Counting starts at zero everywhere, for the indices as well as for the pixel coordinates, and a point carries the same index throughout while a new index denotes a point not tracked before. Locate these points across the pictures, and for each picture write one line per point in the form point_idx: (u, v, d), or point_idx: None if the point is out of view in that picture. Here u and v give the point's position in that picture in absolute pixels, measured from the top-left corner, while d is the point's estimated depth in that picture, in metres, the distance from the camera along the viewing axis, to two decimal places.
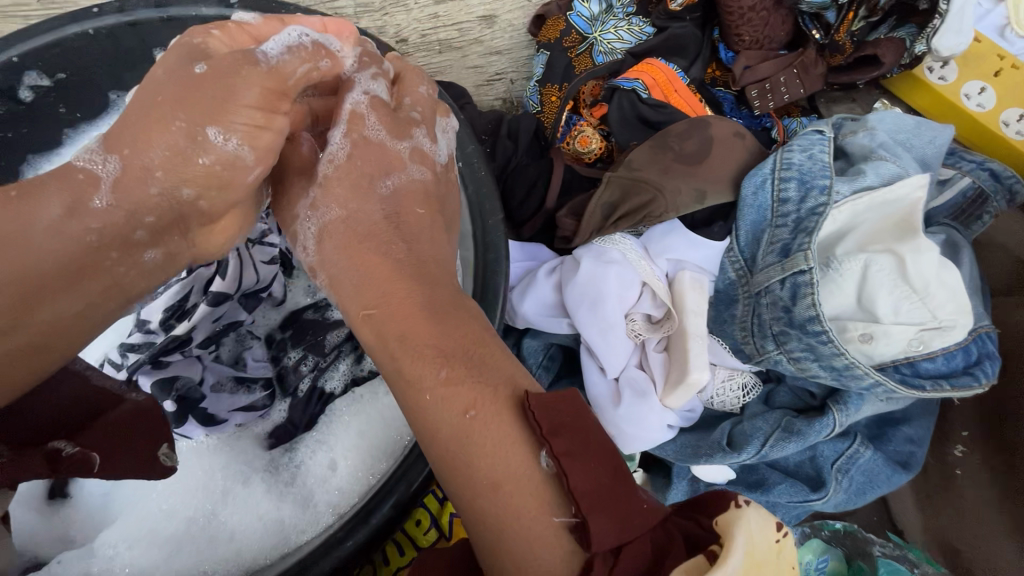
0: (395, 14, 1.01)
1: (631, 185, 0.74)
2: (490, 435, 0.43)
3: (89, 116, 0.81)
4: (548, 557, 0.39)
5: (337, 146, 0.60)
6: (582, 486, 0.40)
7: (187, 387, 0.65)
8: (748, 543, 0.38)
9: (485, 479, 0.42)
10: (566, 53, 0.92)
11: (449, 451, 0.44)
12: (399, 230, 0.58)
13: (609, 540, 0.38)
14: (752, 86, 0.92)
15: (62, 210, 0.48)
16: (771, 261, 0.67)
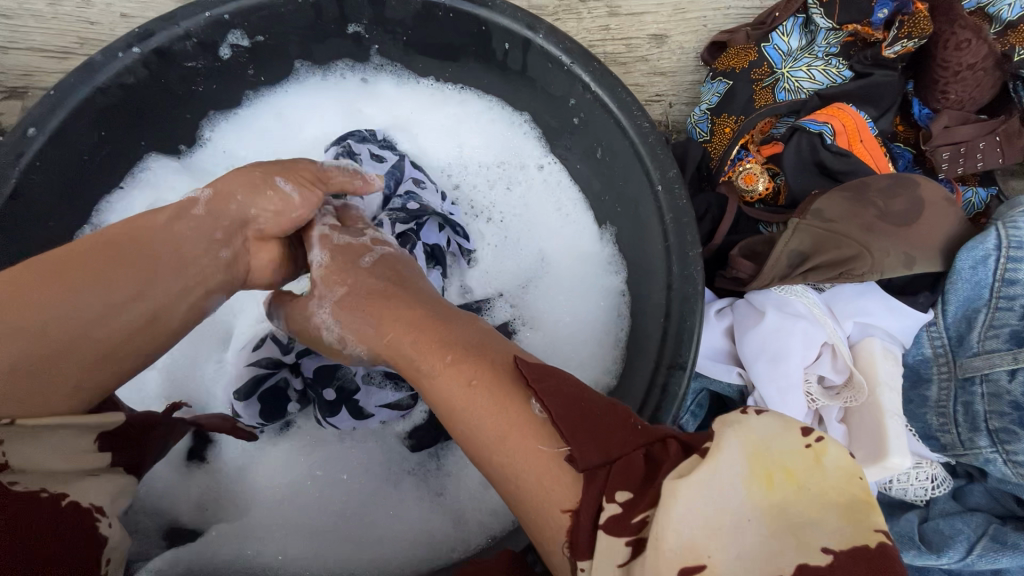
0: (566, 20, 0.97)
1: (828, 236, 0.69)
2: (484, 395, 0.43)
3: (271, 81, 0.82)
4: (548, 490, 0.39)
5: (318, 259, 0.60)
6: (564, 416, 0.39)
7: (346, 380, 0.65)
8: (752, 441, 0.35)
9: (479, 438, 0.42)
10: (752, 85, 0.87)
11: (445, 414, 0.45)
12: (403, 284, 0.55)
13: (593, 460, 0.38)
14: (945, 148, 0.85)
15: (168, 215, 0.54)
16: (995, 349, 0.65)
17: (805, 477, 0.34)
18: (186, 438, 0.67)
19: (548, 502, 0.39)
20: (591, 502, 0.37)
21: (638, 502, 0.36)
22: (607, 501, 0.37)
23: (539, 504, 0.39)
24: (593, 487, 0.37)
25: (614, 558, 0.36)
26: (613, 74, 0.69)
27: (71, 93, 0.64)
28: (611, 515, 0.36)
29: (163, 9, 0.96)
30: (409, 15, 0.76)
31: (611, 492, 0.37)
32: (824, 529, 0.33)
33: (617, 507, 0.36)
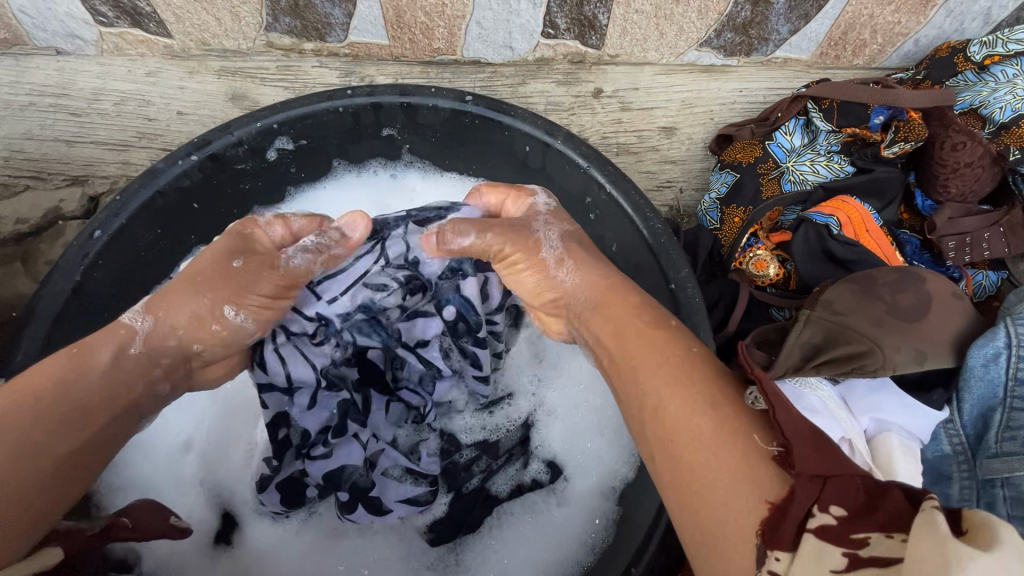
0: (582, 115, 1.04)
1: (838, 331, 0.71)
2: (706, 381, 0.50)
3: (311, 177, 0.89)
4: (743, 479, 0.43)
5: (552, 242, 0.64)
6: (787, 423, 0.44)
7: (355, 476, 0.68)
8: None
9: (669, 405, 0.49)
10: (759, 178, 0.92)
11: (662, 382, 0.51)
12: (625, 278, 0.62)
13: (809, 470, 0.41)
14: (951, 238, 0.89)
15: (109, 354, 0.55)
16: (1012, 449, 0.66)
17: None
18: (213, 523, 0.72)
19: (736, 486, 0.43)
20: (802, 504, 0.40)
21: (847, 526, 0.38)
22: (820, 511, 0.39)
23: (722, 481, 0.44)
24: (806, 494, 0.41)
25: (824, 566, 0.37)
26: (626, 177, 0.75)
27: (133, 198, 0.71)
28: (825, 526, 0.39)
29: (215, 107, 1.05)
30: (439, 121, 0.82)
31: (826, 504, 0.40)
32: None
33: (829, 519, 0.39)
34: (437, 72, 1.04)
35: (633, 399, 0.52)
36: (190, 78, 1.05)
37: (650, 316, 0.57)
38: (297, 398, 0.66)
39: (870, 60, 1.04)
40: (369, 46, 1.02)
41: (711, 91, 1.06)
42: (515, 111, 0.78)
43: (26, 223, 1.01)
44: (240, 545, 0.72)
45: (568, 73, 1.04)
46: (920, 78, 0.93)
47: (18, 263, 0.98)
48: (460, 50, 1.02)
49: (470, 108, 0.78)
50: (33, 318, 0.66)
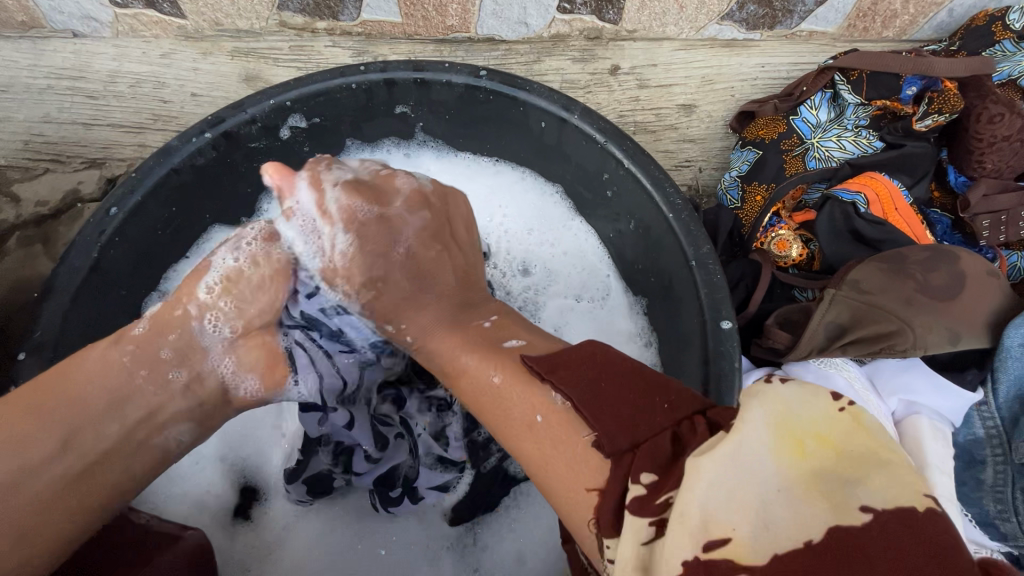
0: (598, 93, 1.01)
1: (867, 310, 0.69)
2: (526, 391, 0.44)
3: None
4: (576, 471, 0.39)
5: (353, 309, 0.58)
6: (585, 399, 0.40)
7: (406, 471, 0.70)
8: (780, 407, 0.34)
9: (527, 419, 0.43)
10: (783, 155, 0.89)
11: (494, 402, 0.46)
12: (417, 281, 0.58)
13: (621, 442, 0.38)
14: (985, 216, 0.85)
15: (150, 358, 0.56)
16: None
17: (851, 437, 0.32)
18: (232, 497, 0.73)
19: (574, 478, 0.39)
20: (614, 484, 0.37)
21: (662, 482, 0.35)
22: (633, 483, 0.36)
23: (569, 488, 0.39)
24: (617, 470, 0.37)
25: (635, 539, 0.34)
26: (645, 152, 0.73)
27: (149, 175, 0.71)
28: (636, 496, 0.35)
29: (228, 89, 1.05)
30: (452, 96, 0.80)
31: (638, 472, 0.36)
32: (869, 488, 0.30)
33: (640, 489, 0.35)
34: (450, 50, 1.02)
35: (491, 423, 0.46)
36: (204, 59, 1.05)
37: (479, 335, 0.52)
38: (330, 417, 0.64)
39: (901, 32, 1.00)
40: (381, 23, 1.01)
41: (733, 67, 1.03)
42: (530, 85, 0.76)
43: (46, 206, 1.02)
44: (257, 519, 0.72)
45: (584, 49, 1.02)
46: (953, 49, 0.89)
47: (40, 245, 0.99)
48: (474, 27, 1.00)
49: (483, 82, 0.76)
50: (53, 294, 0.66)
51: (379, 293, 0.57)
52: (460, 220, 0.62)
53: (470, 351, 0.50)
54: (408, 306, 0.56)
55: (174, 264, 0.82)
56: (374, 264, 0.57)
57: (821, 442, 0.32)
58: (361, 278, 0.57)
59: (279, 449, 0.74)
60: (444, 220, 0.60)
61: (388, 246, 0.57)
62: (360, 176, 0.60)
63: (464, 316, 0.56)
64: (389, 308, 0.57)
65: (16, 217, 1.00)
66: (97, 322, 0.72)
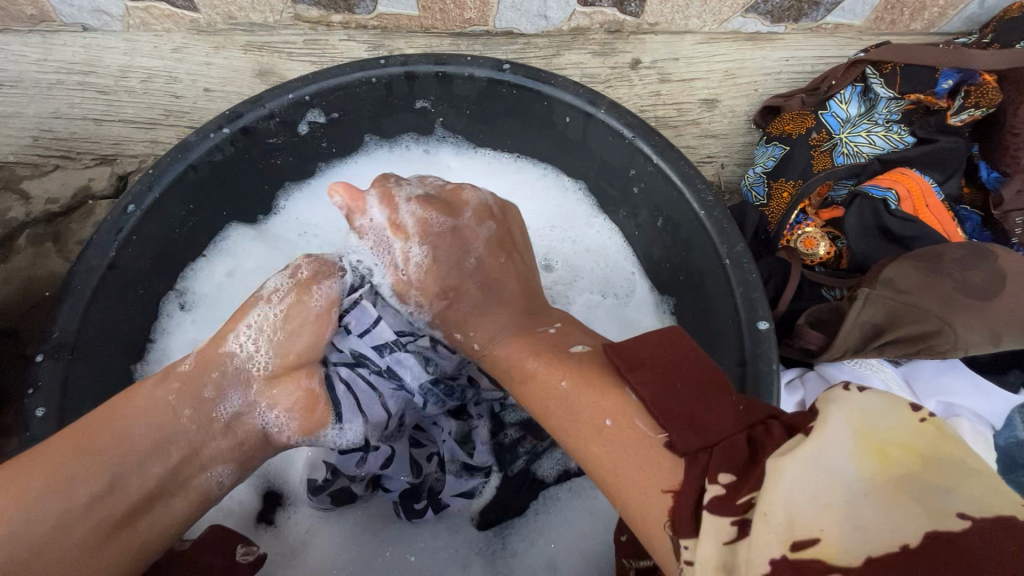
0: (619, 87, 1.00)
1: (904, 309, 0.67)
2: (592, 402, 0.46)
3: (342, 152, 0.86)
4: (649, 473, 0.39)
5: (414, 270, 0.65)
6: (660, 404, 0.41)
7: (431, 482, 0.70)
8: (861, 415, 0.33)
9: (595, 423, 0.45)
10: (810, 150, 0.87)
11: (561, 405, 0.48)
12: (488, 275, 0.65)
13: (692, 442, 0.38)
14: (1018, 213, 0.83)
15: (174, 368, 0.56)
16: None
17: (942, 444, 0.32)
18: (254, 502, 0.71)
19: (650, 481, 0.39)
20: (693, 484, 0.36)
21: (744, 481, 0.34)
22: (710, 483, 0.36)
23: (641, 490, 0.39)
24: (694, 468, 0.37)
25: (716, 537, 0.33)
26: (675, 148, 0.71)
27: (166, 171, 0.70)
28: (715, 496, 0.35)
29: (242, 83, 1.03)
30: (474, 91, 0.79)
31: (714, 472, 0.36)
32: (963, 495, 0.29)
33: (719, 489, 0.35)
34: (468, 44, 1.01)
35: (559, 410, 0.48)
36: (217, 54, 1.03)
37: (544, 336, 0.57)
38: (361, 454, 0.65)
39: (929, 25, 0.98)
40: (397, 17, 0.99)
41: (756, 60, 1.00)
42: (555, 79, 0.74)
43: (57, 203, 1.01)
44: (279, 525, 0.71)
45: (604, 43, 1.00)
46: (986, 42, 0.87)
47: (51, 243, 0.97)
48: (492, 21, 0.98)
49: (507, 76, 0.75)
50: (70, 294, 0.64)
51: (451, 303, 0.65)
52: (517, 229, 0.70)
53: (537, 339, 0.57)
54: (477, 318, 0.63)
55: (192, 263, 0.80)
56: (449, 273, 0.65)
57: (906, 449, 0.31)
58: (438, 284, 0.65)
59: (299, 452, 0.73)
60: (508, 233, 0.68)
61: (459, 257, 0.66)
62: (429, 190, 0.68)
63: (532, 318, 0.62)
64: (456, 322, 0.64)
65: (26, 214, 0.99)
66: (114, 322, 0.70)
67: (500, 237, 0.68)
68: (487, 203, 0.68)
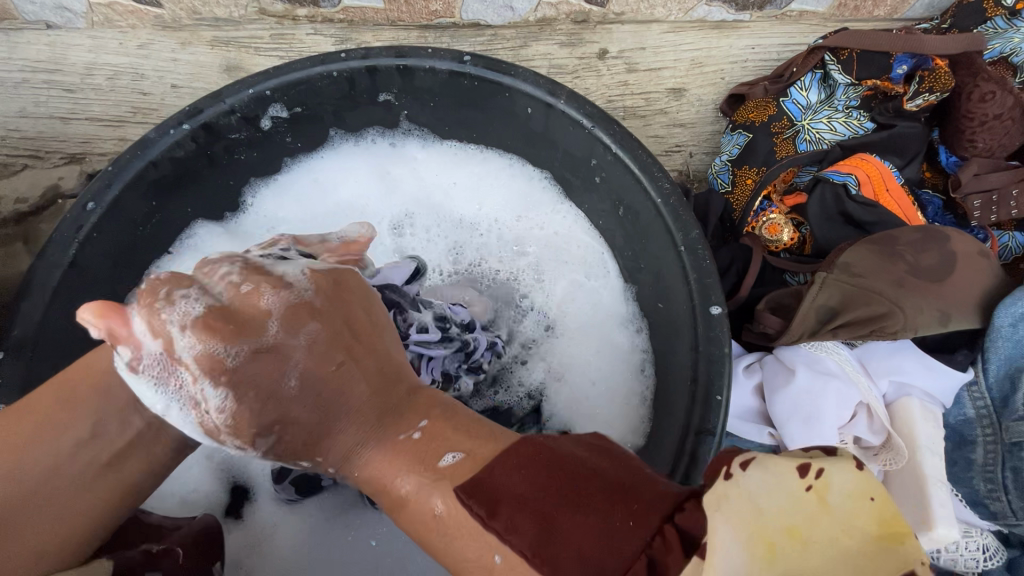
0: (586, 77, 1.00)
1: (856, 293, 0.68)
2: (473, 532, 0.37)
3: (307, 147, 0.86)
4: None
5: (232, 351, 0.39)
6: (545, 532, 0.35)
7: None
8: (750, 509, 0.35)
9: (483, 562, 0.36)
10: (773, 137, 0.88)
11: (443, 538, 0.38)
12: (323, 395, 0.41)
13: (613, 566, 0.34)
14: (976, 196, 0.84)
15: None
16: None
17: (818, 520, 0.36)
18: (224, 496, 0.73)
19: None
20: None
21: None
22: None
23: None
24: None
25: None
26: (633, 138, 0.71)
27: (125, 169, 0.70)
28: None
29: (209, 79, 1.02)
30: (437, 83, 0.79)
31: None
32: (841, 567, 0.34)
33: None
34: (434, 36, 1.00)
35: (431, 534, 0.39)
36: (183, 50, 1.02)
37: (407, 447, 0.41)
38: None
39: (891, 11, 0.99)
40: (363, 9, 0.99)
41: (722, 49, 1.01)
42: (515, 70, 0.74)
43: (26, 203, 0.98)
44: (247, 518, 0.72)
45: (571, 34, 1.00)
46: (944, 27, 0.88)
47: (19, 243, 0.96)
48: (458, 13, 0.97)
49: (468, 68, 0.75)
50: (30, 293, 0.65)
51: (283, 435, 0.41)
52: (358, 307, 0.46)
53: (403, 454, 0.41)
54: (328, 438, 0.42)
55: (157, 261, 0.80)
56: (263, 408, 0.40)
57: (789, 537, 0.35)
58: (255, 423, 0.40)
59: None
60: (346, 315, 0.44)
61: (277, 371, 0.40)
62: (216, 301, 0.40)
63: (387, 425, 0.43)
64: (299, 448, 0.42)
65: None
66: (76, 321, 0.70)
67: (341, 290, 0.46)
68: (317, 274, 0.45)
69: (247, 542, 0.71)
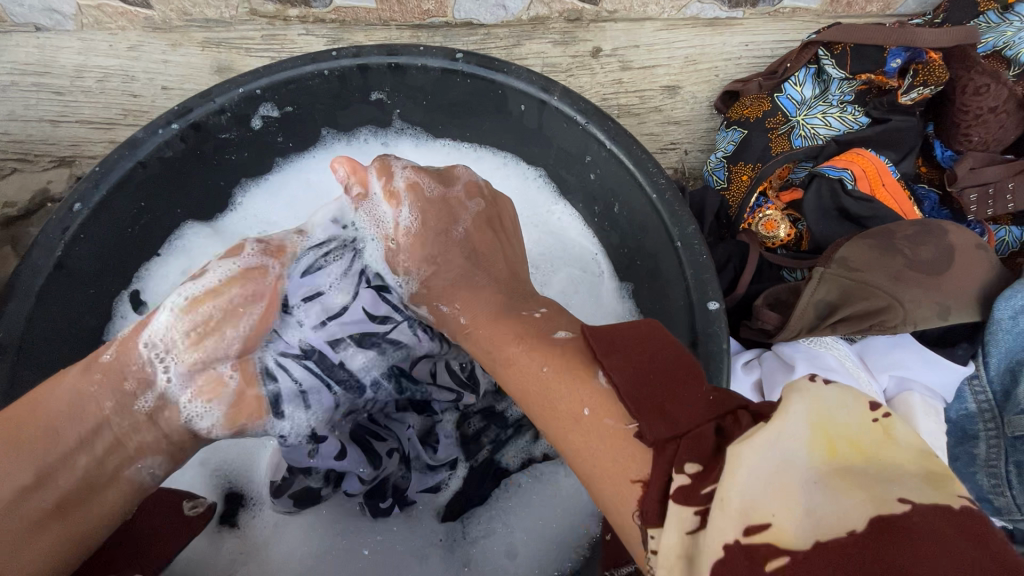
0: (580, 76, 0.99)
1: (855, 288, 0.68)
2: (567, 387, 0.43)
3: (299, 147, 0.85)
4: (621, 462, 0.37)
5: (403, 220, 0.65)
6: (633, 393, 0.38)
7: (395, 480, 0.69)
8: (820, 407, 0.31)
9: (572, 411, 0.41)
10: (768, 134, 0.88)
11: (541, 392, 0.45)
12: (474, 264, 0.64)
13: (661, 431, 0.36)
14: (972, 189, 0.84)
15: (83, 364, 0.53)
16: None
17: (887, 446, 0.30)
18: (217, 504, 0.71)
19: (620, 471, 0.37)
20: (659, 476, 0.34)
21: (709, 471, 0.32)
22: (675, 472, 0.34)
23: (612, 482, 0.37)
24: (660, 458, 0.35)
25: (678, 530, 0.32)
26: (629, 134, 0.71)
27: (113, 169, 0.69)
28: (678, 487, 0.33)
29: (200, 80, 1.01)
30: (429, 80, 0.78)
31: (681, 461, 0.34)
32: (909, 481, 0.29)
33: (684, 480, 0.33)
34: (427, 35, 1.00)
35: (534, 387, 0.46)
36: (173, 51, 1.01)
37: (527, 322, 0.53)
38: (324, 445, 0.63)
39: (885, 7, 0.99)
40: (355, 9, 0.98)
41: (716, 46, 1.01)
42: (508, 67, 0.74)
43: (15, 207, 0.98)
44: (241, 526, 0.70)
45: (565, 32, 0.99)
46: (937, 22, 0.88)
47: (9, 247, 0.96)
48: (451, 12, 0.97)
49: (460, 65, 0.74)
50: (14, 296, 0.63)
51: (445, 247, 0.64)
52: (507, 209, 0.70)
53: (523, 321, 0.53)
54: (455, 288, 0.62)
55: (147, 264, 0.79)
56: (439, 246, 0.64)
57: (857, 448, 0.30)
58: (423, 253, 0.64)
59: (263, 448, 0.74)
60: (498, 212, 0.68)
61: (447, 226, 0.65)
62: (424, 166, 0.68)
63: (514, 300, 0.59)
64: (438, 290, 0.63)
65: None
66: (59, 325, 0.68)
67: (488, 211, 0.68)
68: (479, 182, 0.69)
69: (240, 552, 0.69)
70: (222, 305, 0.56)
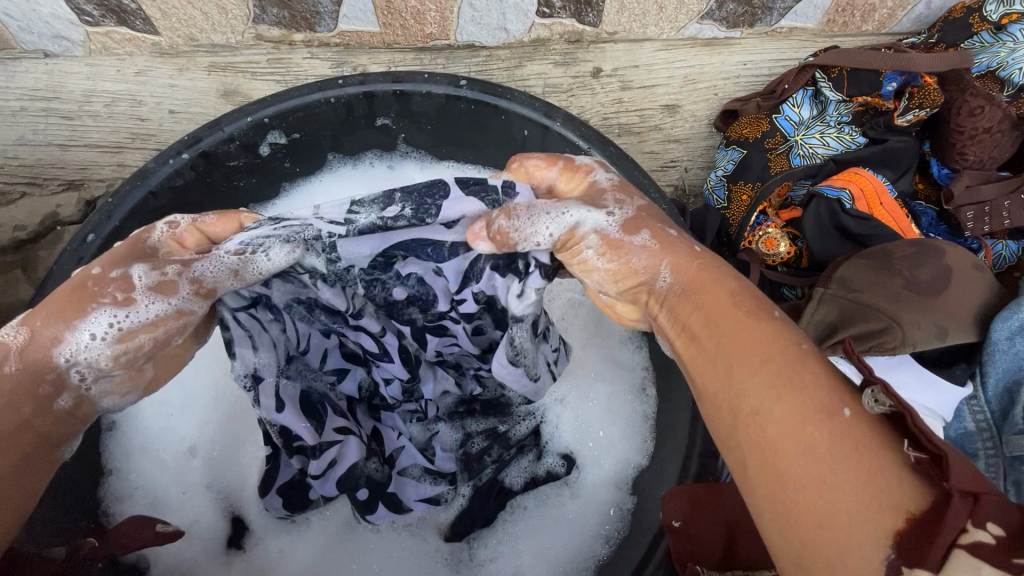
0: (581, 96, 1.01)
1: (855, 308, 0.69)
2: (813, 389, 0.39)
3: (306, 171, 0.87)
4: (882, 492, 0.35)
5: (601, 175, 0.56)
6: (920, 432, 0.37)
7: (371, 472, 0.68)
8: None
9: (831, 410, 0.38)
10: (767, 153, 0.90)
11: (777, 381, 0.40)
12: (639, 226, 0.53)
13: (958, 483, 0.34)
14: (969, 207, 0.85)
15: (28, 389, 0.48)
16: None
17: None
18: (225, 528, 0.72)
19: (876, 505, 0.35)
20: (954, 523, 0.33)
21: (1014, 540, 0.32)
22: (972, 527, 0.33)
23: (864, 511, 0.35)
24: (957, 510, 0.33)
25: None
26: (630, 158, 0.72)
27: (125, 200, 0.70)
28: (981, 543, 0.32)
29: (207, 105, 1.03)
30: (433, 105, 0.79)
31: (982, 518, 0.33)
32: None
33: (984, 537, 0.32)
34: (430, 58, 1.02)
35: (749, 368, 0.41)
36: (180, 75, 1.03)
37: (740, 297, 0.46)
38: (264, 398, 0.61)
39: (880, 26, 1.01)
40: (359, 34, 0.99)
41: (715, 65, 1.03)
42: (511, 93, 0.75)
43: (26, 230, 1.00)
44: (250, 549, 0.72)
45: (565, 53, 1.01)
46: (931, 42, 0.91)
47: (19, 270, 0.96)
48: (453, 35, 0.98)
49: (464, 92, 0.75)
50: None
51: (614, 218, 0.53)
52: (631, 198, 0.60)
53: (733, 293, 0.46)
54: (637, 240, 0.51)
55: None
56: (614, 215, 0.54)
57: None
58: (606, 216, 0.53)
59: (255, 460, 0.74)
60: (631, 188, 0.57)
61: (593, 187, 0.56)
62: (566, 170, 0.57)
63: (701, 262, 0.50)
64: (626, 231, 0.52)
65: None
66: None
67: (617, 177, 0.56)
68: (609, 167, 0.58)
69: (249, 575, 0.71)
70: (159, 328, 0.51)
